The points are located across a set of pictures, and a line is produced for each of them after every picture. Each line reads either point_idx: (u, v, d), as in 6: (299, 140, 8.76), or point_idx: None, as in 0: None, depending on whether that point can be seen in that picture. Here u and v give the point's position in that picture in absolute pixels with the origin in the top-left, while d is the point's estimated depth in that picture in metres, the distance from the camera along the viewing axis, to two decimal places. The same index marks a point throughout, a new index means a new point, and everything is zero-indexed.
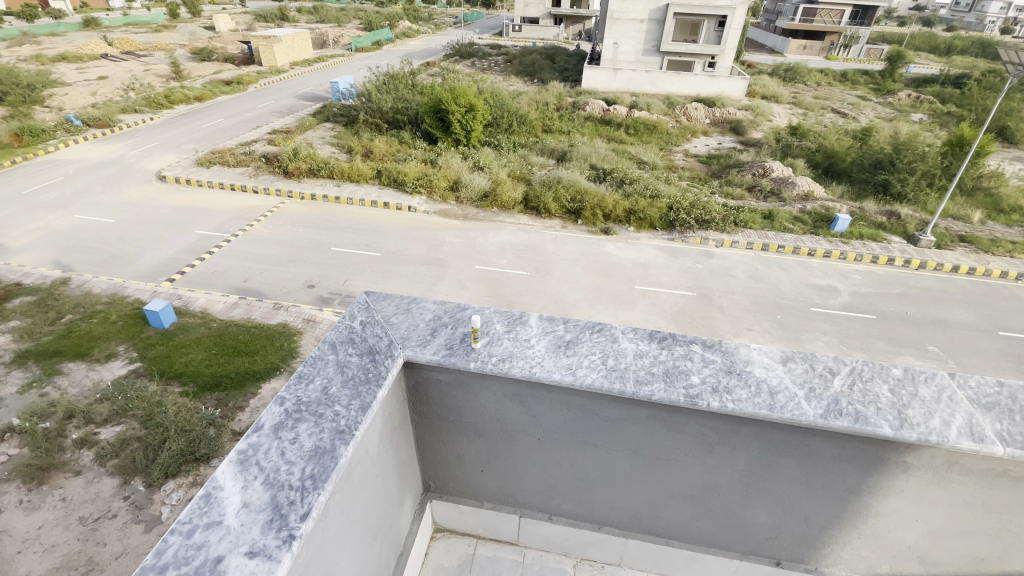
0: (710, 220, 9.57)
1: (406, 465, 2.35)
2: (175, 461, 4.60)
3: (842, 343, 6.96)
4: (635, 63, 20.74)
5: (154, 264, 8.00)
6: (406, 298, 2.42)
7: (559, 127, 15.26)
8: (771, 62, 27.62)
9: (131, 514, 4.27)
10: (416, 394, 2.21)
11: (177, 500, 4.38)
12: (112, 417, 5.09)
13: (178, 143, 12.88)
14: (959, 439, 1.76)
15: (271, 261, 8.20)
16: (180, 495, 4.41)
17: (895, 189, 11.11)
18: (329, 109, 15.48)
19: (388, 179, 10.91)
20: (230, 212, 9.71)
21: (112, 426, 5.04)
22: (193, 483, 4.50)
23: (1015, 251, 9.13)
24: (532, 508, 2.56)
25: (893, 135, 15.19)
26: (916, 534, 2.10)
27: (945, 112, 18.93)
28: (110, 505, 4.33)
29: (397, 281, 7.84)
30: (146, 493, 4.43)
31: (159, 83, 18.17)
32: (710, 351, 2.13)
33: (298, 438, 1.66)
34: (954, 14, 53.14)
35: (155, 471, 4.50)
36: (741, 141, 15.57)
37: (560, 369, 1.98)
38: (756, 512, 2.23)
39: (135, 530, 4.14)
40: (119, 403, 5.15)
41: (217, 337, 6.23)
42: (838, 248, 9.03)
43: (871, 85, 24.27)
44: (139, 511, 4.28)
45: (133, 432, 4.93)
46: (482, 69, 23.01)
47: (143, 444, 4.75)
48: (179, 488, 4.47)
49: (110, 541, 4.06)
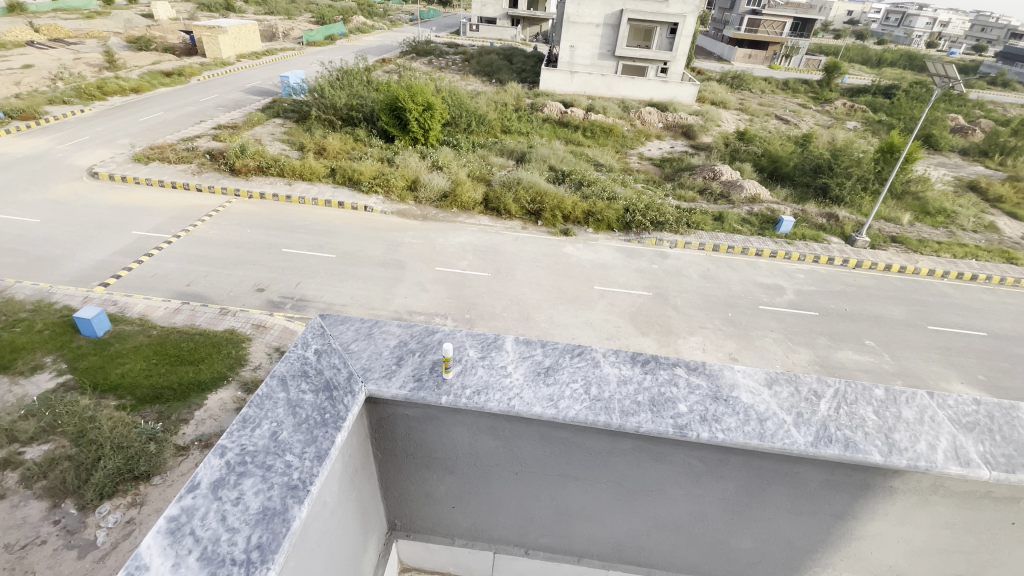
0: (664, 221, 9.71)
1: (369, 507, 2.12)
2: (111, 480, 4.14)
3: (789, 339, 7.18)
4: (591, 66, 20.87)
5: (86, 267, 7.31)
6: (367, 322, 2.20)
7: (518, 128, 15.15)
8: (719, 69, 28.62)
9: (62, 539, 3.79)
10: (379, 430, 2.00)
11: (115, 522, 3.93)
12: (40, 434, 4.53)
13: (112, 138, 11.90)
14: (946, 464, 1.72)
15: (217, 263, 7.66)
16: (119, 516, 3.98)
17: (833, 193, 11.68)
18: (279, 103, 14.74)
19: (342, 178, 10.44)
20: (172, 212, 9.02)
21: (39, 445, 4.48)
22: (133, 503, 4.07)
23: (941, 251, 9.77)
24: (507, 543, 2.38)
25: (831, 141, 15.98)
26: (897, 554, 2.05)
27: (877, 121, 20.16)
28: (38, 530, 3.84)
29: (352, 284, 7.51)
30: (79, 516, 3.96)
31: (91, 73, 16.84)
32: (694, 374, 2.04)
33: (242, 497, 1.43)
34: (884, 28, 57.17)
35: (89, 491, 4.04)
36: (692, 145, 15.99)
37: (541, 401, 1.82)
38: (741, 538, 2.14)
39: (67, 557, 3.69)
40: (47, 419, 4.60)
41: (158, 345, 5.71)
42: (783, 249, 9.35)
43: (811, 94, 25.55)
44: (71, 536, 3.82)
45: (63, 450, 4.40)
46: (439, 67, 22.68)
47: (75, 463, 4.25)
48: (117, 509, 4.03)
49: (40, 570, 3.59)
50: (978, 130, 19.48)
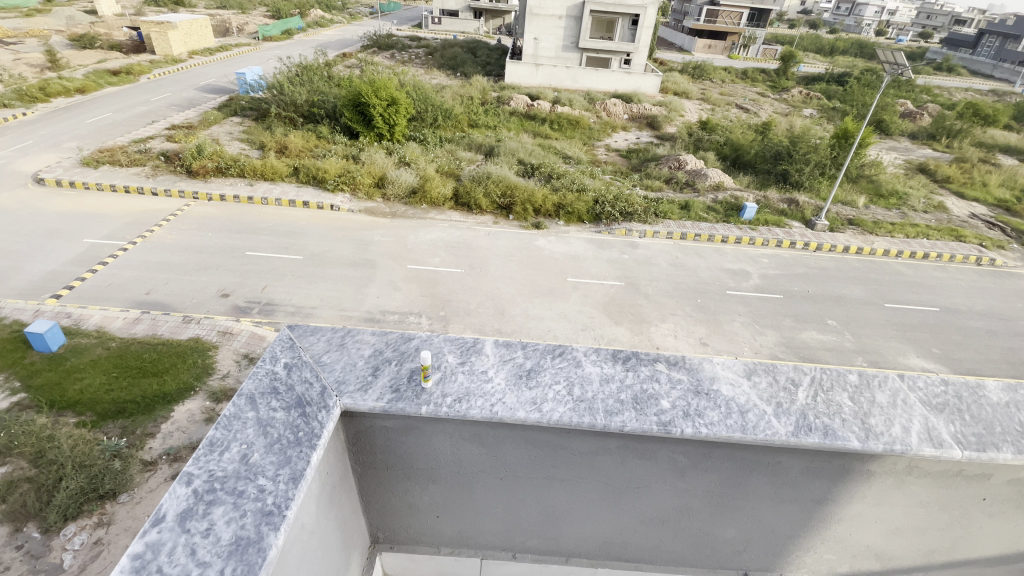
0: (632, 212, 9.81)
1: (350, 522, 2.05)
2: (74, 501, 3.91)
3: (756, 322, 7.35)
4: (556, 58, 20.85)
5: (34, 279, 6.87)
6: (339, 331, 2.11)
7: (485, 122, 14.99)
8: (681, 60, 29.06)
9: (25, 565, 3.57)
10: (357, 444, 1.93)
11: (82, 544, 3.72)
12: None
13: (57, 141, 11.23)
14: (921, 446, 1.76)
15: (177, 270, 7.33)
16: (86, 538, 3.77)
17: (793, 178, 11.98)
18: (236, 101, 14.19)
19: (306, 176, 10.12)
20: (128, 217, 8.58)
21: None
22: (100, 522, 3.87)
23: (894, 231, 10.19)
24: (494, 548, 2.33)
25: (789, 128, 16.45)
26: (875, 534, 2.11)
27: (832, 108, 20.85)
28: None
29: (322, 285, 7.31)
30: (43, 540, 3.73)
31: (32, 74, 15.85)
32: (675, 369, 2.03)
33: (212, 528, 1.35)
34: (836, 17, 59.24)
35: (51, 514, 3.80)
36: (657, 136, 16.19)
37: (524, 405, 1.78)
38: (725, 528, 2.16)
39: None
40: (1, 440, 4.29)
41: (118, 357, 5.42)
42: (747, 235, 9.57)
43: (769, 82, 26.22)
44: (36, 561, 3.60)
45: (21, 472, 4.12)
46: (402, 61, 22.25)
47: (35, 485, 3.98)
48: (83, 531, 3.81)
49: None
50: (925, 114, 20.42)
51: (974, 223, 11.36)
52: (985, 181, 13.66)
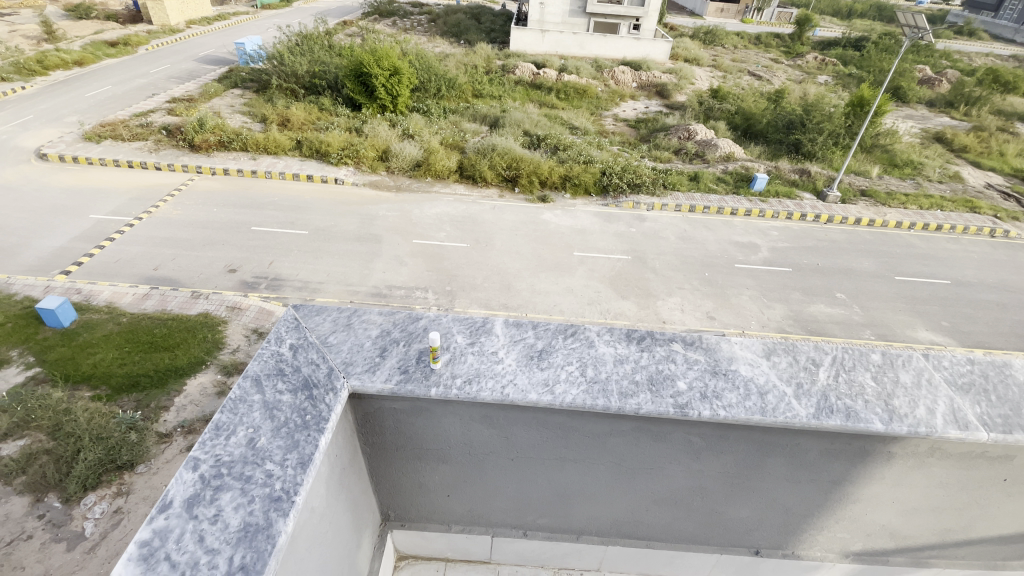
0: (641, 184, 9.60)
1: (360, 503, 2.04)
2: (93, 472, 3.97)
3: (765, 296, 7.26)
4: (562, 24, 20.16)
5: (43, 255, 6.87)
6: (345, 311, 2.06)
7: (489, 92, 14.59)
8: (692, 24, 28.03)
9: (48, 533, 3.64)
10: (366, 426, 1.90)
11: (102, 513, 3.79)
12: (13, 431, 4.26)
13: (58, 115, 11.06)
14: (946, 428, 1.70)
15: (183, 245, 7.29)
16: (105, 507, 3.83)
17: (806, 148, 11.67)
18: (236, 72, 13.88)
19: (309, 150, 9.97)
20: (132, 193, 8.51)
21: (13, 440, 4.22)
22: (119, 492, 3.93)
23: (908, 203, 9.94)
24: (505, 526, 2.33)
25: (802, 96, 15.94)
26: (890, 514, 2.08)
27: (848, 74, 20.11)
28: (23, 526, 3.67)
29: (328, 260, 7.26)
30: (64, 509, 3.80)
31: (29, 46, 15.54)
32: (691, 349, 1.97)
33: (220, 514, 1.32)
34: None
35: (71, 484, 3.87)
36: (666, 105, 15.74)
37: (535, 387, 1.73)
38: (738, 508, 2.14)
39: (55, 551, 3.55)
40: (18, 414, 4.33)
41: (130, 332, 5.44)
42: (758, 207, 9.37)
43: (783, 48, 25.28)
44: (58, 529, 3.67)
45: (39, 444, 4.17)
46: (404, 29, 21.62)
47: (54, 457, 4.04)
48: (103, 500, 3.88)
49: (29, 564, 3.45)
50: (944, 80, 19.70)
51: (990, 194, 11.05)
52: (1003, 151, 13.26)
